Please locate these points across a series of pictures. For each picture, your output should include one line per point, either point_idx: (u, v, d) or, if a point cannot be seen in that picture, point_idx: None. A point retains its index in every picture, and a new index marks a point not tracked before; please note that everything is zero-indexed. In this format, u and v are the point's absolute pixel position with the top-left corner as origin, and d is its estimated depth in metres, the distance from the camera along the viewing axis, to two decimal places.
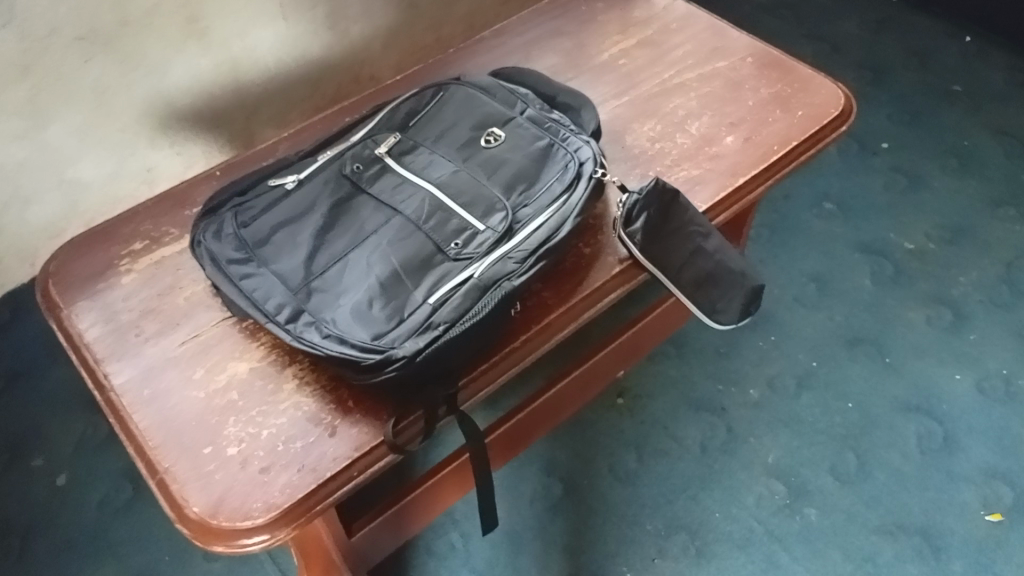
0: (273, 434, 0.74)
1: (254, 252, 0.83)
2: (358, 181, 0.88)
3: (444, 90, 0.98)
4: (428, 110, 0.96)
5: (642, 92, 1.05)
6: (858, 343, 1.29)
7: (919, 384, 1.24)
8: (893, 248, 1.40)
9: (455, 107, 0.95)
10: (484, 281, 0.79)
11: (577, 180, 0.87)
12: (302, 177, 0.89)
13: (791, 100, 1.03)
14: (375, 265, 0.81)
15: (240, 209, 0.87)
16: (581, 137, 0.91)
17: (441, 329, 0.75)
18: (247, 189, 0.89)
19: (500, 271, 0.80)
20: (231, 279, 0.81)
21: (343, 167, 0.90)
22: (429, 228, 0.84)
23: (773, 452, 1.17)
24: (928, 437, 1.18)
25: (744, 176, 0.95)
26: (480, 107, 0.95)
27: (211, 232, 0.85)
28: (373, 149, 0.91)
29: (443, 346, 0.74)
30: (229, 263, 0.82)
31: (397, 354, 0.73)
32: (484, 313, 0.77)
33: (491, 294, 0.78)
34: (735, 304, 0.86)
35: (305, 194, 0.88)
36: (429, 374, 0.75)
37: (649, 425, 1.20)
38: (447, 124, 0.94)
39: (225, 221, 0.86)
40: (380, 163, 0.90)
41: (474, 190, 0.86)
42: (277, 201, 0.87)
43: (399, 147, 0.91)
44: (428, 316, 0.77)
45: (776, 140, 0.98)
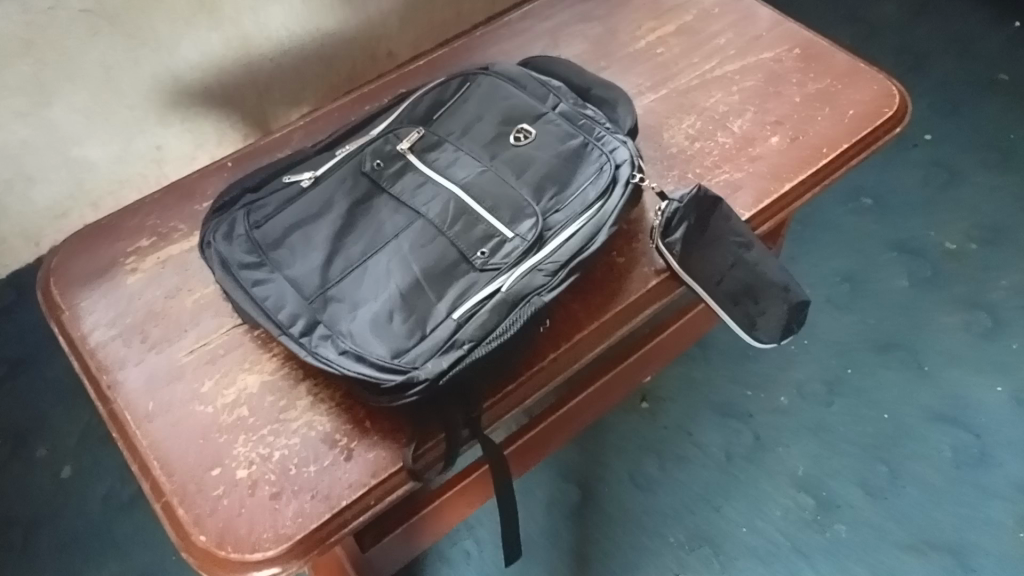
0: (284, 457, 0.70)
1: (267, 256, 0.78)
2: (378, 179, 0.83)
3: (471, 79, 0.91)
4: (453, 102, 0.89)
5: (679, 85, 0.98)
6: (892, 349, 1.22)
7: (955, 394, 1.17)
8: (931, 247, 1.34)
9: (481, 99, 0.89)
10: (511, 295, 0.74)
11: (613, 185, 0.81)
12: (318, 174, 0.83)
13: (839, 96, 0.97)
14: (394, 273, 0.76)
15: (252, 207, 0.81)
16: (617, 136, 0.85)
17: (466, 348, 0.71)
18: (261, 184, 0.84)
19: (529, 285, 0.75)
20: (242, 284, 0.76)
21: (361, 163, 0.84)
22: (453, 234, 0.78)
23: (801, 463, 1.11)
24: (963, 451, 1.12)
25: (788, 181, 0.88)
26: (510, 100, 0.88)
27: (221, 233, 0.79)
28: (395, 145, 0.85)
29: (466, 367, 0.70)
30: (240, 268, 0.77)
31: (419, 376, 0.68)
32: (509, 332, 0.73)
33: (517, 311, 0.73)
34: (775, 320, 0.79)
35: (321, 193, 0.82)
36: (453, 396, 0.71)
37: (671, 430, 1.14)
38: (473, 118, 0.87)
39: (237, 220, 0.80)
40: (401, 159, 0.84)
41: (502, 193, 0.81)
42: (292, 199, 0.82)
43: (422, 143, 0.85)
44: (451, 333, 0.72)
45: (824, 143, 0.92)
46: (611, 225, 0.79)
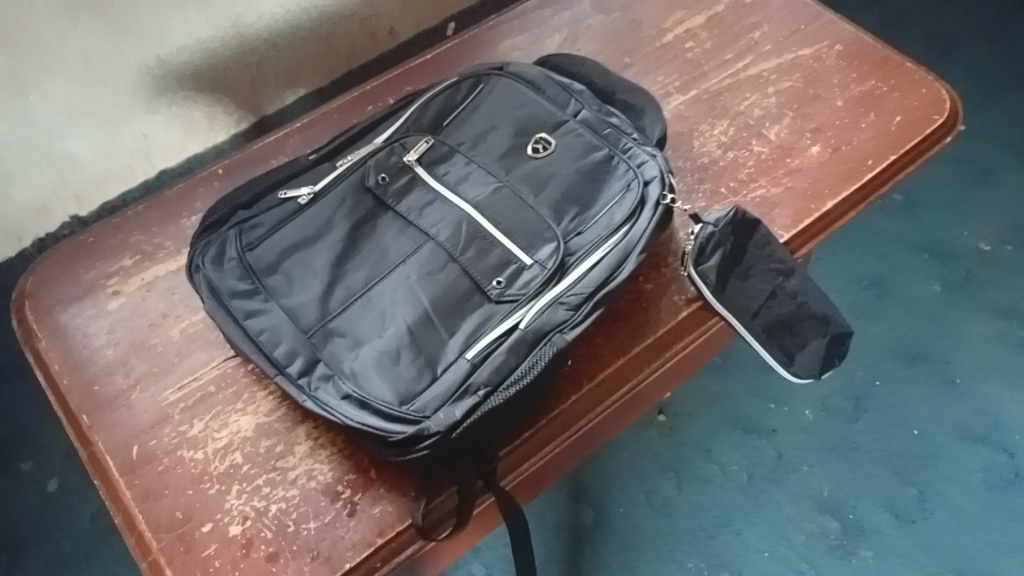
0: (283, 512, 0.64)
1: (262, 283, 0.71)
2: (383, 196, 0.75)
3: (484, 81, 0.83)
4: (464, 108, 0.82)
5: (710, 87, 0.90)
6: (922, 360, 1.14)
7: (988, 409, 1.10)
8: (964, 249, 1.24)
9: (495, 105, 0.81)
10: (531, 333, 0.67)
11: (641, 205, 0.74)
12: (317, 190, 0.76)
13: (885, 100, 0.88)
14: (401, 305, 0.70)
15: (245, 227, 0.74)
16: (645, 148, 0.77)
17: (481, 395, 0.64)
18: (254, 200, 0.76)
19: (550, 321, 0.68)
20: (234, 316, 0.69)
21: (365, 177, 0.77)
22: (466, 261, 0.71)
23: (826, 485, 1.05)
24: (996, 472, 1.06)
25: (831, 199, 0.81)
26: (527, 106, 0.80)
27: (210, 257, 0.72)
28: (401, 156, 0.77)
29: (482, 416, 0.64)
30: (232, 297, 0.70)
31: (430, 429, 0.62)
32: (531, 376, 0.66)
33: (537, 351, 0.66)
34: (814, 353, 0.73)
35: (321, 212, 0.75)
36: (468, 448, 0.64)
37: (690, 447, 1.08)
38: (487, 126, 0.80)
39: (228, 242, 0.73)
40: (409, 173, 0.76)
41: (519, 214, 0.73)
42: (289, 219, 0.75)
43: (431, 154, 0.78)
44: (464, 376, 0.66)
45: (869, 154, 0.84)
46: (640, 252, 0.72)
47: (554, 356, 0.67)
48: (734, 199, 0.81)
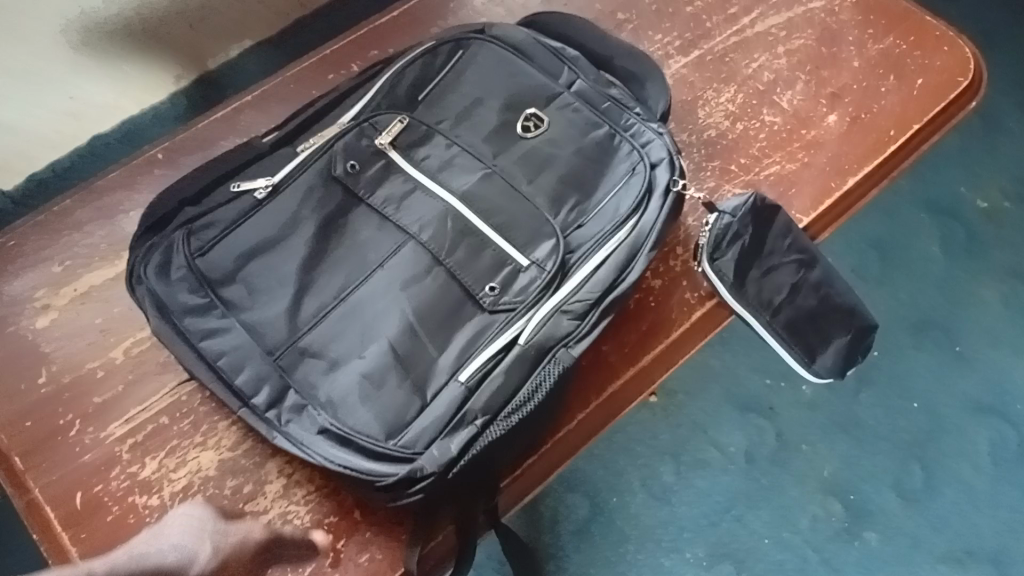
0: (254, 562, 0.55)
1: (218, 297, 0.61)
2: (354, 187, 0.65)
3: (463, 45, 0.72)
4: (443, 78, 0.71)
5: (715, 47, 0.81)
6: (925, 328, 1.09)
7: (995, 378, 1.06)
8: (964, 206, 1.17)
9: (479, 74, 0.71)
10: (533, 349, 0.59)
11: (649, 193, 0.65)
12: (275, 181, 0.65)
13: (905, 60, 0.80)
14: (382, 318, 0.61)
15: (194, 228, 0.63)
16: (651, 125, 0.68)
17: (479, 424, 0.56)
18: (202, 194, 0.65)
19: (554, 333, 0.60)
20: (188, 337, 0.60)
21: (332, 164, 0.66)
22: (455, 264, 0.62)
23: (829, 464, 1.01)
24: (1001, 445, 1.03)
25: (853, 177, 0.73)
26: (514, 75, 0.70)
27: (155, 266, 0.62)
28: (372, 139, 0.67)
29: (482, 450, 0.56)
30: (184, 315, 0.60)
31: (424, 470, 0.54)
32: (535, 400, 0.58)
33: (540, 371, 0.58)
34: (837, 351, 0.67)
35: (283, 208, 0.65)
36: (467, 485, 0.57)
37: (687, 430, 1.02)
38: (470, 102, 0.70)
39: (175, 247, 0.63)
40: (383, 158, 0.66)
41: (512, 207, 0.64)
42: (245, 217, 0.64)
43: (407, 136, 0.67)
44: (460, 402, 0.58)
45: (892, 123, 0.76)
46: (651, 248, 0.63)
47: (560, 375, 0.59)
48: (746, 177, 0.74)
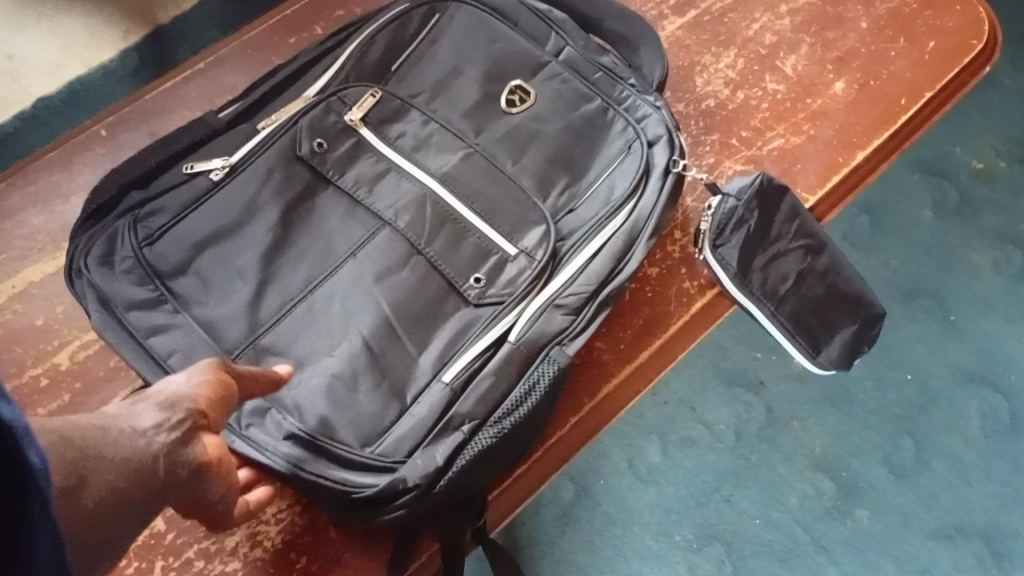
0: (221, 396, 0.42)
1: (169, 290, 0.55)
2: (321, 168, 0.59)
3: (439, 9, 0.66)
4: (416, 46, 0.65)
5: (712, 6, 0.75)
6: (916, 295, 1.02)
7: (988, 347, 0.99)
8: (957, 166, 1.09)
9: (458, 41, 0.65)
10: (523, 348, 0.55)
11: (647, 173, 0.60)
12: (232, 160, 0.58)
13: (916, 21, 0.74)
14: (355, 314, 0.55)
15: (142, 215, 0.57)
16: (647, 97, 0.63)
17: (466, 432, 0.52)
18: (151, 176, 0.58)
19: (547, 331, 0.55)
20: (132, 333, 0.53)
21: (296, 143, 0.59)
22: (436, 253, 0.57)
23: (820, 440, 0.94)
24: (992, 416, 0.96)
25: (863, 152, 0.69)
26: (497, 40, 0.65)
27: (95, 256, 0.55)
28: (340, 115, 0.60)
29: (470, 460, 0.51)
30: (128, 310, 0.54)
31: (408, 482, 0.49)
32: (530, 400, 0.53)
33: (535, 369, 0.54)
34: (842, 341, 0.63)
35: (238, 192, 0.58)
36: (451, 501, 0.52)
37: (675, 407, 0.95)
38: (448, 71, 0.64)
39: (121, 236, 0.56)
40: (354, 135, 0.60)
41: (493, 194, 0.59)
42: (199, 201, 0.58)
43: (379, 111, 0.61)
44: (445, 406, 0.53)
45: (902, 91, 0.71)
46: (650, 233, 0.58)
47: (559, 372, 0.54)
48: (747, 152, 0.69)
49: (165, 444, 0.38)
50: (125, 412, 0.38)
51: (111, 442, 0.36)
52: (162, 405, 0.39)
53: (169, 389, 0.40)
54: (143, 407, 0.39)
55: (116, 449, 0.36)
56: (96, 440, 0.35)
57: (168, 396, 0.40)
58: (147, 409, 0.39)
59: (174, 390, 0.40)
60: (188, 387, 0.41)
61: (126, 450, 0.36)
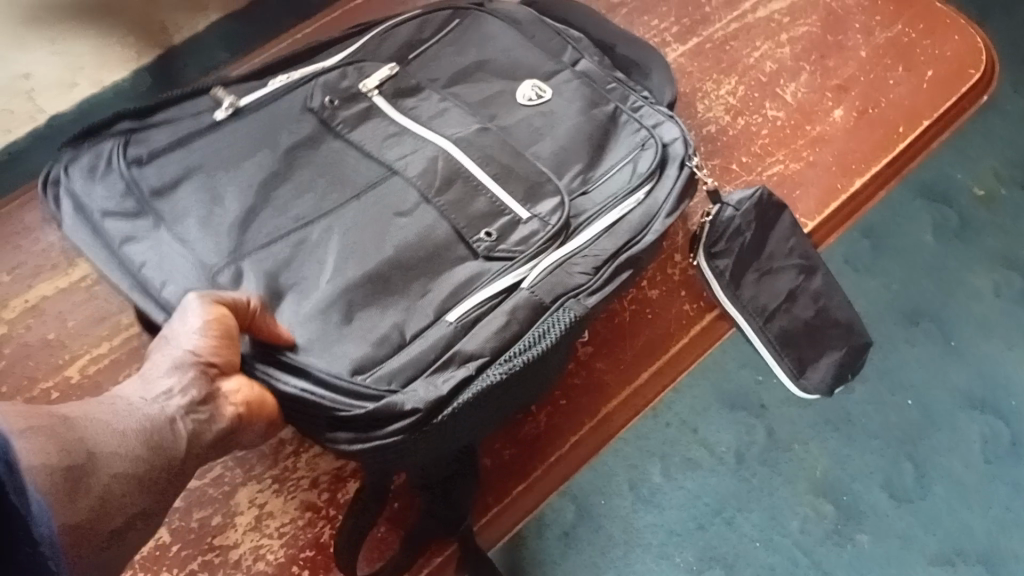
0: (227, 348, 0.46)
1: (151, 206, 0.56)
2: (329, 121, 0.61)
3: (460, 16, 0.69)
4: (435, 41, 0.67)
5: (714, 34, 0.76)
6: (918, 318, 1.02)
7: (989, 370, 0.99)
8: (960, 191, 1.09)
9: (478, 43, 0.67)
10: (538, 296, 0.55)
11: (662, 168, 0.62)
12: (241, 105, 0.61)
13: (915, 50, 0.76)
14: (354, 255, 0.55)
15: (139, 139, 0.59)
16: (660, 110, 0.65)
17: (470, 371, 0.51)
18: (151, 109, 0.61)
19: (565, 283, 0.56)
20: (106, 240, 0.54)
21: (309, 98, 0.62)
22: (444, 204, 0.58)
23: (821, 463, 0.94)
24: (993, 440, 0.96)
25: (860, 179, 0.71)
26: (516, 49, 0.67)
27: (83, 167, 0.57)
28: (355, 81, 0.63)
29: (475, 394, 0.51)
30: (106, 215, 0.55)
31: (406, 405, 0.48)
32: (541, 344, 0.53)
33: (546, 318, 0.54)
34: (826, 367, 0.64)
35: (239, 132, 0.60)
36: (448, 439, 0.52)
37: (677, 428, 0.95)
38: (470, 64, 0.66)
39: (109, 153, 0.58)
40: (365, 101, 0.62)
41: (510, 159, 0.60)
42: (195, 134, 0.59)
43: (395, 84, 0.63)
44: (447, 344, 0.53)
45: (901, 119, 0.73)
46: (665, 217, 0.59)
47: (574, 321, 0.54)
48: (747, 178, 0.70)
49: (174, 408, 0.43)
50: (140, 384, 0.44)
51: (120, 422, 0.41)
52: (170, 372, 0.44)
53: (177, 350, 0.45)
54: (159, 373, 0.44)
55: (126, 424, 0.41)
56: (104, 427, 0.40)
57: (172, 358, 0.44)
58: (159, 376, 0.44)
59: (179, 353, 0.45)
60: (191, 346, 0.45)
61: (134, 425, 0.42)
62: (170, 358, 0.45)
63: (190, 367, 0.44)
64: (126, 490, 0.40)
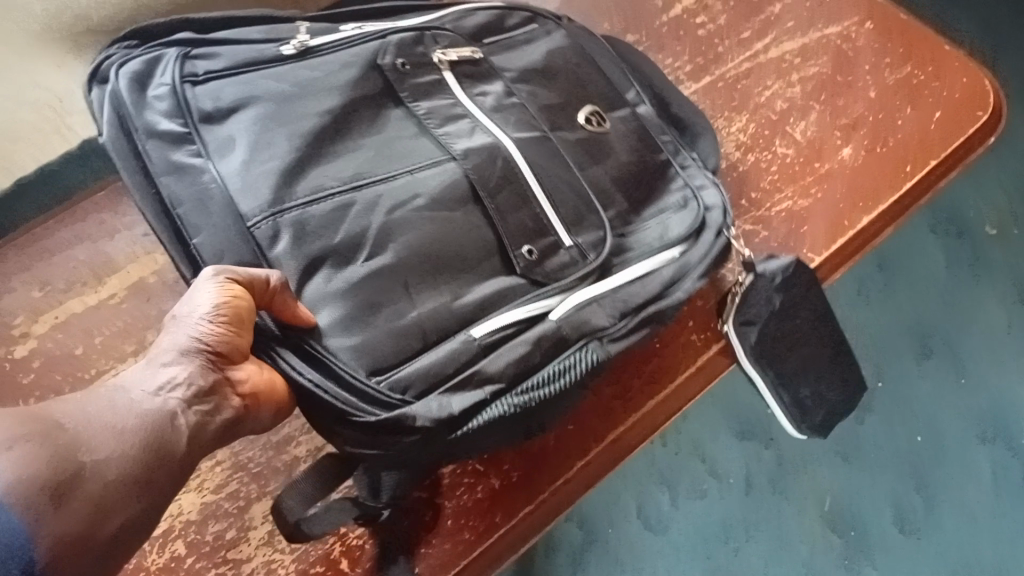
0: (237, 335, 0.46)
1: (198, 130, 0.54)
2: (397, 84, 0.60)
3: (539, 20, 0.71)
4: (511, 37, 0.69)
5: (726, 72, 0.79)
6: (930, 351, 1.01)
7: (999, 402, 0.99)
8: (971, 229, 1.07)
9: (550, 45, 0.69)
10: (566, 328, 0.57)
11: (699, 231, 0.65)
12: (310, 45, 0.60)
13: (923, 90, 0.77)
14: (396, 234, 0.55)
15: (198, 58, 0.57)
16: (706, 173, 0.68)
17: (488, 395, 0.53)
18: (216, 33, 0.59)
19: (593, 323, 0.58)
20: (149, 158, 0.53)
21: (380, 54, 0.61)
22: (496, 208, 0.58)
23: (831, 495, 0.94)
24: (1002, 471, 0.96)
25: (868, 215, 0.72)
26: (580, 74, 0.68)
27: (135, 74, 0.55)
28: (428, 50, 0.62)
29: (486, 420, 0.53)
30: (150, 131, 0.53)
31: (416, 421, 0.50)
32: (559, 382, 0.56)
33: (571, 353, 0.57)
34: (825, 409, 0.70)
35: (302, 69, 0.58)
36: (447, 452, 0.54)
37: (686, 456, 0.95)
38: (539, 63, 0.68)
39: (168, 63, 0.56)
40: (435, 74, 0.62)
41: (562, 175, 0.62)
42: (255, 65, 0.58)
43: (470, 68, 0.64)
44: (472, 359, 0.54)
45: (908, 158, 0.74)
46: (694, 280, 0.63)
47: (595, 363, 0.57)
48: (757, 213, 0.72)
49: (182, 398, 0.43)
50: (146, 372, 0.43)
51: (118, 424, 0.39)
52: (180, 359, 0.44)
53: (186, 336, 0.44)
54: (168, 359, 0.44)
55: (130, 422, 0.40)
56: (100, 433, 0.38)
57: (181, 344, 0.44)
58: (168, 362, 0.44)
59: (189, 339, 0.44)
60: (201, 333, 0.44)
61: (137, 426, 0.40)
62: (178, 344, 0.44)
63: (200, 354, 0.44)
64: (118, 488, 0.38)
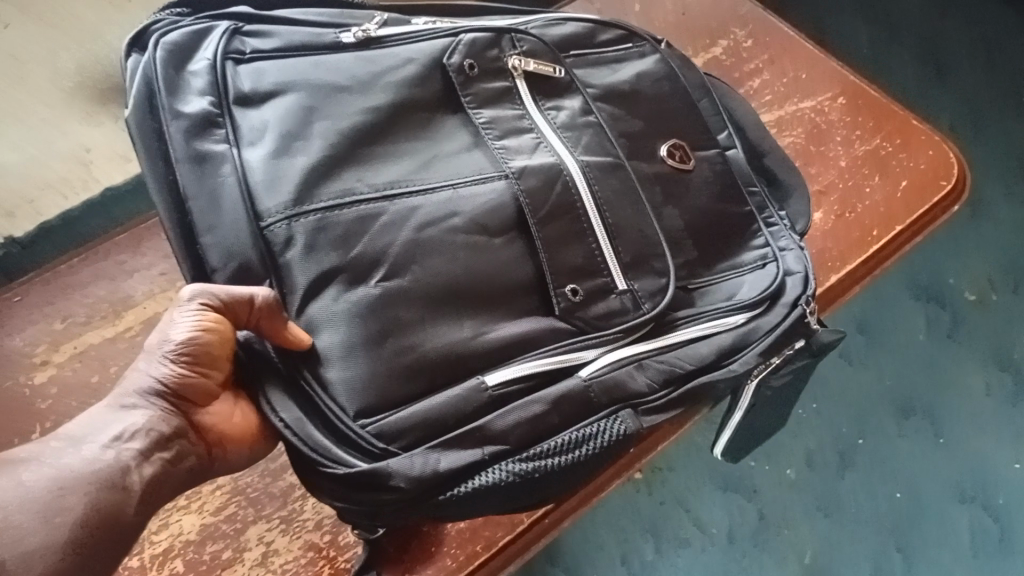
0: (197, 380, 0.51)
1: (230, 114, 0.57)
2: (461, 86, 0.63)
3: (638, 41, 0.76)
4: (597, 53, 0.73)
5: None
6: (910, 412, 1.03)
7: (978, 465, 1.00)
8: (950, 294, 1.09)
9: (641, 73, 0.74)
10: (593, 389, 0.58)
11: (774, 299, 0.67)
12: (374, 35, 0.63)
13: (891, 161, 0.83)
14: (425, 255, 0.56)
15: (247, 40, 0.60)
16: (795, 237, 0.73)
17: (485, 456, 0.54)
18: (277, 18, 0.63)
19: (629, 387, 0.59)
20: (172, 138, 0.55)
21: (448, 53, 0.63)
22: (546, 233, 0.60)
23: (811, 549, 0.96)
24: (981, 533, 0.97)
25: (836, 272, 0.77)
26: (673, 116, 0.73)
27: (176, 44, 0.58)
28: (503, 53, 0.65)
29: (478, 484, 0.54)
30: (177, 109, 0.55)
31: (390, 480, 0.51)
32: (574, 453, 0.56)
33: (591, 423, 0.57)
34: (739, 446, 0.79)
35: (347, 59, 0.61)
36: (440, 512, 0.55)
37: (670, 507, 0.98)
38: (625, 85, 0.72)
39: (221, 34, 0.59)
40: (505, 80, 0.65)
41: (628, 213, 0.63)
42: (303, 49, 0.61)
43: (553, 83, 0.68)
44: (474, 414, 0.55)
45: (875, 223, 0.79)
46: (756, 351, 0.64)
47: (620, 436, 0.57)
48: None
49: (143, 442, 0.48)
50: (114, 415, 0.49)
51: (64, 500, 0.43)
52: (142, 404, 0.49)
53: (148, 383, 0.50)
54: (133, 403, 0.49)
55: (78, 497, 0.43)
56: (45, 512, 0.42)
57: (145, 389, 0.49)
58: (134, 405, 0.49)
59: (151, 386, 0.49)
60: (161, 381, 0.50)
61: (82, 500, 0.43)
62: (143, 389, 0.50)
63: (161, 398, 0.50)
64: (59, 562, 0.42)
